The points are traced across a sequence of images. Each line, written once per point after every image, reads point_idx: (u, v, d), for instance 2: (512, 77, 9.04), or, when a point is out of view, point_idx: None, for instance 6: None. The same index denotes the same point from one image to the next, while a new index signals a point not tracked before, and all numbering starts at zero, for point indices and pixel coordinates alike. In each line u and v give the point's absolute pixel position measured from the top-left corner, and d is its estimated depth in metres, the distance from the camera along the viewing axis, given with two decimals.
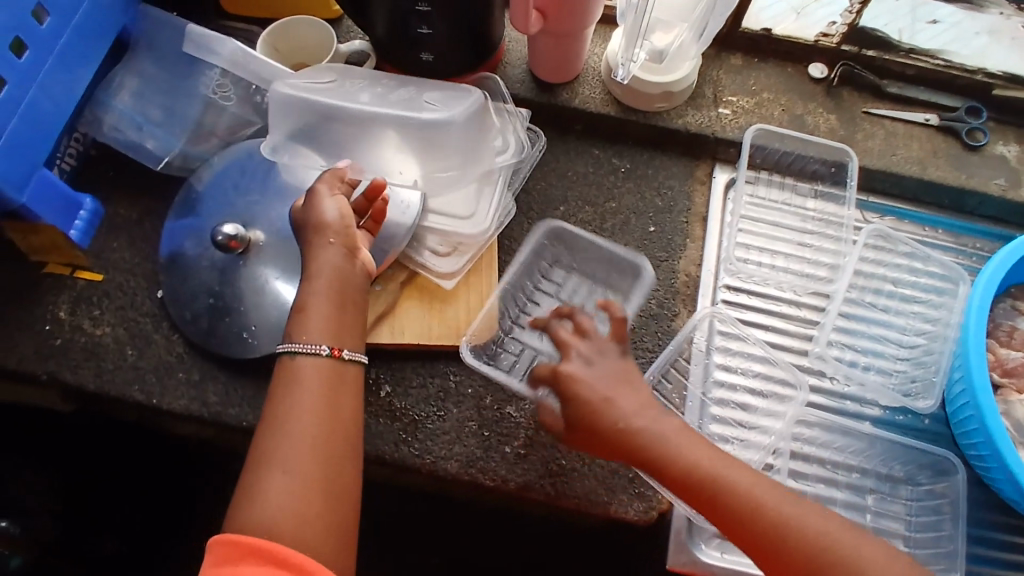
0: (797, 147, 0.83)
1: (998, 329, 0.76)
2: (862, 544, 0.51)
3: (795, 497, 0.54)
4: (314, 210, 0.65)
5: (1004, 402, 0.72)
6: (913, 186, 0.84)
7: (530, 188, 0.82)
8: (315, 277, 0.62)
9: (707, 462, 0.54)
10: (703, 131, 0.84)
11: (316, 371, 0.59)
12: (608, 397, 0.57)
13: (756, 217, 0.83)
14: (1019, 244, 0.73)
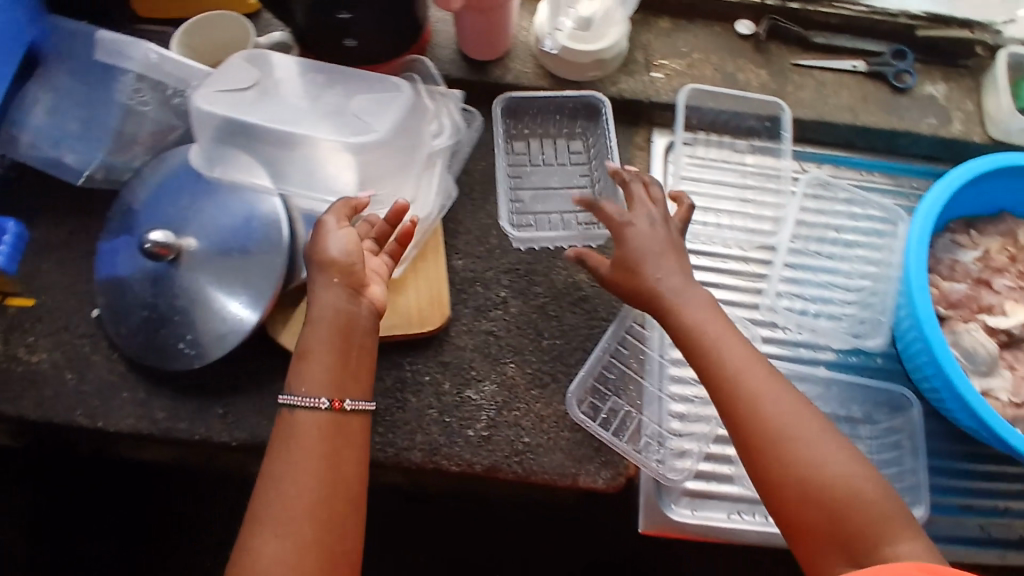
0: (731, 103, 0.84)
1: (940, 265, 0.78)
2: (822, 435, 0.57)
3: (779, 385, 0.59)
4: (321, 250, 0.63)
5: (952, 333, 0.74)
6: (847, 132, 0.85)
7: (470, 168, 0.81)
8: (323, 320, 0.61)
9: (709, 323, 0.61)
10: (638, 97, 0.83)
11: (314, 421, 0.59)
12: (649, 254, 0.64)
13: (697, 178, 0.84)
14: (950, 179, 0.74)
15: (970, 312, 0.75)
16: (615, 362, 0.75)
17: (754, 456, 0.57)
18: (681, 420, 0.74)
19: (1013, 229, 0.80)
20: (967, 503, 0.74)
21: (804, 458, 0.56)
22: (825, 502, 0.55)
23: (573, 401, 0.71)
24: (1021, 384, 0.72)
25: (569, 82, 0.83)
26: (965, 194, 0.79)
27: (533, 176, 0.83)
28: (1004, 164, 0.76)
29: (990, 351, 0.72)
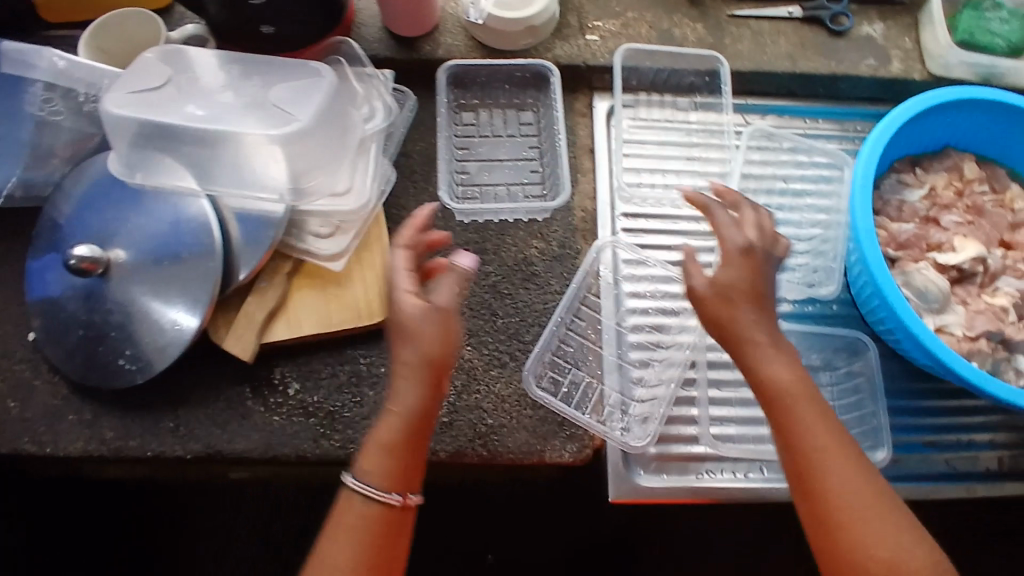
0: (667, 61, 0.82)
1: (888, 206, 0.78)
2: (888, 519, 0.56)
3: (858, 466, 0.58)
4: (421, 339, 0.58)
5: (903, 274, 0.74)
6: (788, 81, 0.84)
7: (408, 150, 0.79)
8: (410, 411, 0.58)
9: (795, 381, 0.59)
10: (575, 62, 0.81)
11: (372, 513, 0.58)
12: (746, 303, 0.60)
13: (642, 140, 0.83)
14: (889, 120, 0.74)
15: (920, 251, 0.75)
16: (572, 335, 0.74)
17: (821, 524, 0.57)
18: (645, 386, 0.73)
19: (957, 164, 0.81)
20: (932, 439, 0.75)
21: (858, 542, 0.56)
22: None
23: (530, 374, 0.70)
24: (974, 317, 0.72)
25: (502, 53, 0.81)
26: (908, 132, 0.79)
27: (480, 148, 0.80)
28: (944, 99, 0.75)
29: (943, 289, 0.72)
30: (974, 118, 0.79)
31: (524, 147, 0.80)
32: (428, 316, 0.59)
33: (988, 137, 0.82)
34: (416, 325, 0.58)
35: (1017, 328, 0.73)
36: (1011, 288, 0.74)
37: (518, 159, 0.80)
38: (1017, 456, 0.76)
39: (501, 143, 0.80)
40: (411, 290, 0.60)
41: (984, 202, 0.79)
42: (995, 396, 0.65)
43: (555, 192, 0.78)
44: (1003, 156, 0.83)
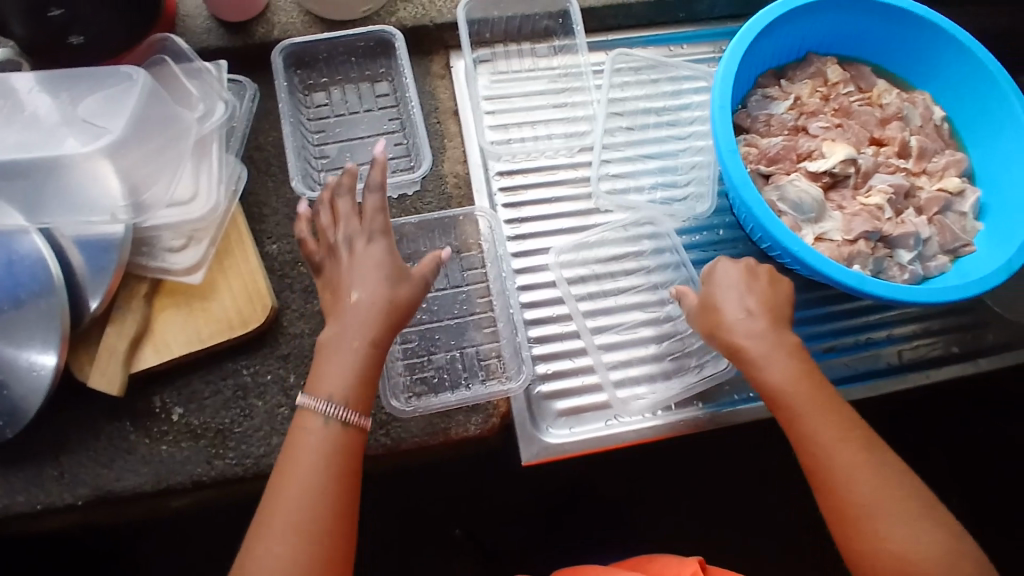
0: (515, 8, 0.79)
1: (756, 122, 0.78)
2: (904, 511, 0.55)
3: (874, 462, 0.56)
4: (398, 288, 0.59)
5: (777, 188, 0.73)
6: (643, 11, 0.84)
7: (261, 143, 0.75)
8: (385, 343, 0.58)
9: (801, 381, 0.59)
10: (420, 23, 0.78)
11: (339, 439, 0.56)
12: (733, 303, 0.62)
13: (506, 94, 0.81)
14: (743, 35, 0.73)
15: (791, 163, 0.75)
16: (462, 305, 0.72)
17: (833, 516, 0.56)
18: (541, 345, 0.72)
19: (820, 69, 0.81)
20: (831, 345, 0.76)
21: (878, 536, 0.54)
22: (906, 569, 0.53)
23: (396, 371, 0.68)
24: (851, 220, 0.73)
25: (342, 23, 0.78)
26: (767, 44, 0.78)
27: (337, 128, 0.76)
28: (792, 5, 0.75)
29: (815, 198, 0.73)
30: (829, 19, 0.79)
31: (383, 121, 0.77)
32: (407, 274, 0.60)
33: (845, 38, 0.82)
34: (402, 272, 0.59)
35: (893, 224, 0.74)
36: (884, 184, 0.75)
37: (379, 134, 0.76)
38: (913, 346, 0.78)
39: (359, 120, 0.77)
40: (390, 239, 0.61)
41: (852, 104, 0.79)
42: (878, 295, 0.66)
43: (418, 163, 0.75)
44: (863, 55, 0.84)
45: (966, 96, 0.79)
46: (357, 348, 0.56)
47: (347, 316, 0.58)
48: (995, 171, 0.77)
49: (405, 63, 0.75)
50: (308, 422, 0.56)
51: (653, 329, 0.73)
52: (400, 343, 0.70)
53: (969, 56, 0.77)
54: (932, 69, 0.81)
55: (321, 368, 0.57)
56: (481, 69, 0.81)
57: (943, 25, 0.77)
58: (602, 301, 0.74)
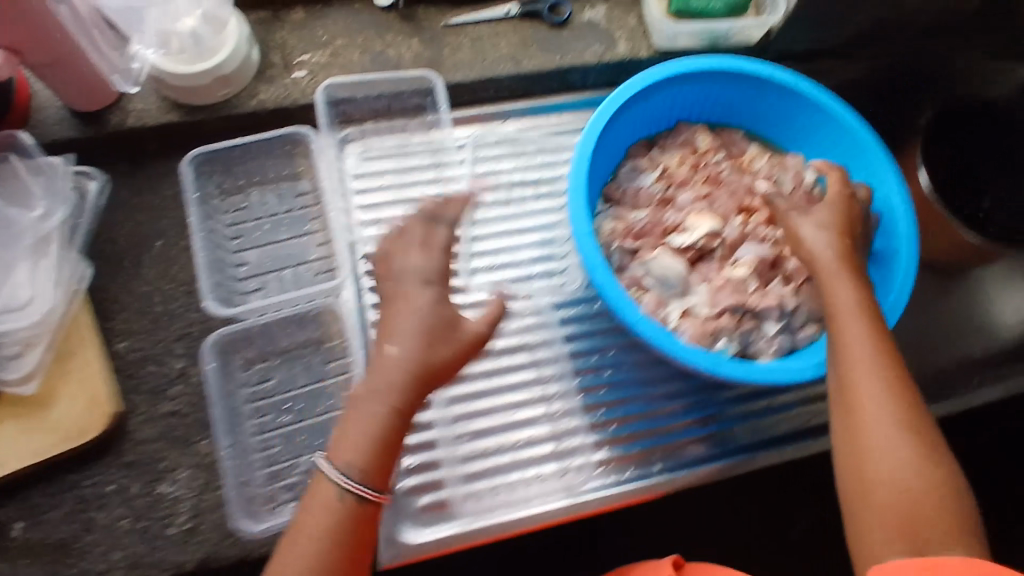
0: (379, 87, 0.78)
1: (625, 195, 0.78)
2: (902, 446, 0.54)
3: (896, 401, 0.55)
4: (433, 347, 0.54)
5: (642, 265, 0.74)
6: (514, 83, 0.83)
7: (114, 234, 0.73)
8: (410, 410, 0.54)
9: (866, 312, 0.59)
10: (282, 104, 0.77)
11: (349, 516, 0.52)
12: (824, 233, 0.63)
13: (375, 173, 0.79)
14: (609, 102, 0.73)
15: (656, 238, 0.75)
16: (321, 399, 0.68)
17: (850, 440, 0.56)
18: (410, 436, 0.70)
19: (689, 137, 0.81)
20: (709, 418, 0.75)
21: (867, 454, 0.55)
22: (902, 500, 0.53)
23: (256, 484, 0.64)
24: (717, 294, 0.73)
25: (200, 107, 0.76)
26: (636, 113, 0.77)
27: (255, 232, 0.74)
28: (657, 77, 0.74)
29: (678, 274, 0.73)
30: (697, 88, 0.78)
31: (306, 220, 0.75)
32: (449, 333, 0.55)
33: (716, 106, 0.82)
34: (442, 334, 0.54)
35: (758, 296, 0.73)
36: (751, 255, 0.74)
37: (302, 236, 0.74)
38: (796, 415, 0.76)
39: (279, 222, 0.75)
40: (444, 284, 0.57)
41: (720, 172, 0.79)
42: (730, 378, 0.65)
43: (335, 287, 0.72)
44: (737, 122, 0.83)
45: (835, 159, 0.80)
46: (381, 413, 0.52)
47: (374, 380, 0.53)
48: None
49: (321, 160, 0.75)
50: (323, 490, 0.52)
51: (526, 411, 0.72)
52: (261, 450, 0.66)
53: (835, 119, 0.77)
54: (804, 132, 0.81)
55: (348, 424, 0.53)
56: (349, 148, 0.79)
57: (807, 90, 0.77)
58: (470, 385, 0.72)
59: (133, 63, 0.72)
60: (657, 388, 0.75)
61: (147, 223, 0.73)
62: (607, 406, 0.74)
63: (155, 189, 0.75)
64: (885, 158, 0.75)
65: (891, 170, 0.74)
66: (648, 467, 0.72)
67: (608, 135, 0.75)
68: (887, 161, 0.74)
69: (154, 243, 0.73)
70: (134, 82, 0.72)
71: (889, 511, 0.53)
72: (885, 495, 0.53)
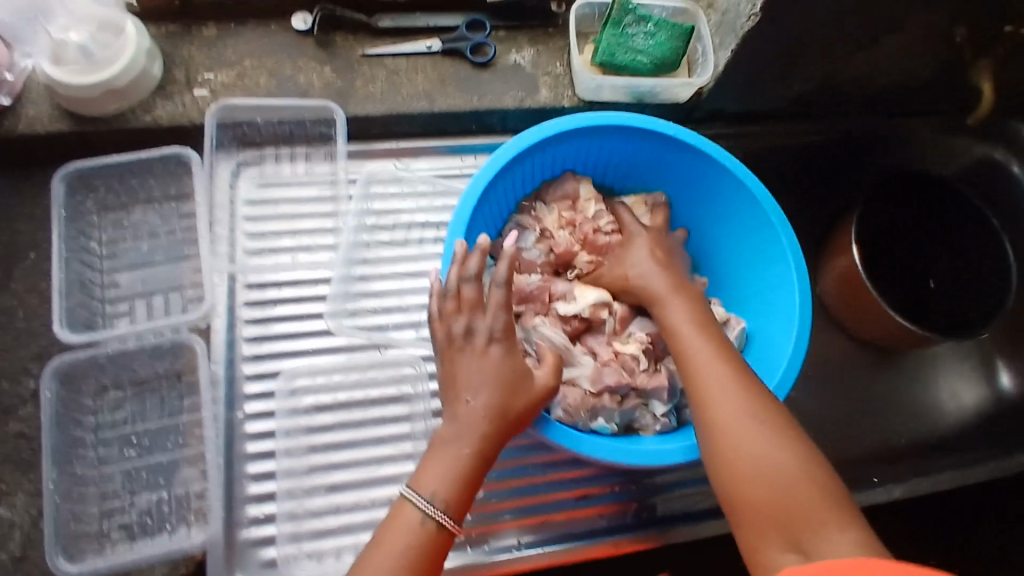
0: (280, 113, 0.76)
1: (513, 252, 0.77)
2: (766, 430, 0.56)
3: (746, 392, 0.58)
4: (514, 394, 0.59)
5: (525, 331, 0.70)
6: (428, 121, 0.81)
7: None
8: (491, 451, 0.59)
9: (699, 321, 0.64)
10: (178, 122, 0.75)
11: (431, 540, 0.55)
12: (637, 260, 0.71)
13: (268, 200, 0.77)
14: (493, 161, 0.69)
15: (544, 304, 0.72)
16: (175, 436, 0.67)
17: (712, 443, 0.57)
18: (259, 483, 0.67)
19: (575, 189, 0.77)
20: (583, 491, 0.75)
21: (739, 448, 0.56)
22: (769, 485, 0.54)
23: (89, 519, 0.63)
24: (601, 370, 0.69)
25: (93, 119, 0.73)
26: (529, 165, 0.74)
27: (129, 254, 0.73)
28: (549, 132, 0.70)
29: (558, 344, 0.69)
30: (596, 143, 0.75)
31: (184, 245, 0.74)
32: (529, 381, 0.61)
33: (620, 160, 0.78)
34: (519, 383, 0.60)
35: (648, 374, 0.70)
36: (643, 331, 0.72)
37: (176, 261, 0.74)
38: (671, 497, 0.76)
39: (156, 245, 0.74)
40: (511, 340, 0.61)
41: (597, 233, 0.75)
42: (596, 458, 0.62)
43: (207, 317, 0.72)
44: (642, 177, 0.80)
45: (738, 223, 0.76)
46: (464, 451, 0.58)
47: (460, 423, 0.58)
48: (762, 303, 0.74)
49: (200, 186, 0.72)
50: (406, 512, 0.56)
51: (390, 467, 0.69)
52: (99, 484, 0.64)
53: (738, 185, 0.73)
54: (700, 198, 0.79)
55: (429, 460, 0.58)
56: (245, 172, 0.78)
57: (713, 153, 0.73)
58: (330, 434, 0.69)
59: (9, 74, 0.72)
60: (531, 455, 0.75)
61: (26, 233, 0.72)
62: None
63: (40, 199, 0.73)
64: (787, 230, 0.71)
65: (791, 244, 0.71)
66: (506, 541, 0.72)
67: (495, 189, 0.71)
68: (787, 235, 0.71)
69: (29, 254, 0.71)
70: (9, 92, 0.72)
71: (762, 501, 0.54)
72: (750, 485, 0.55)
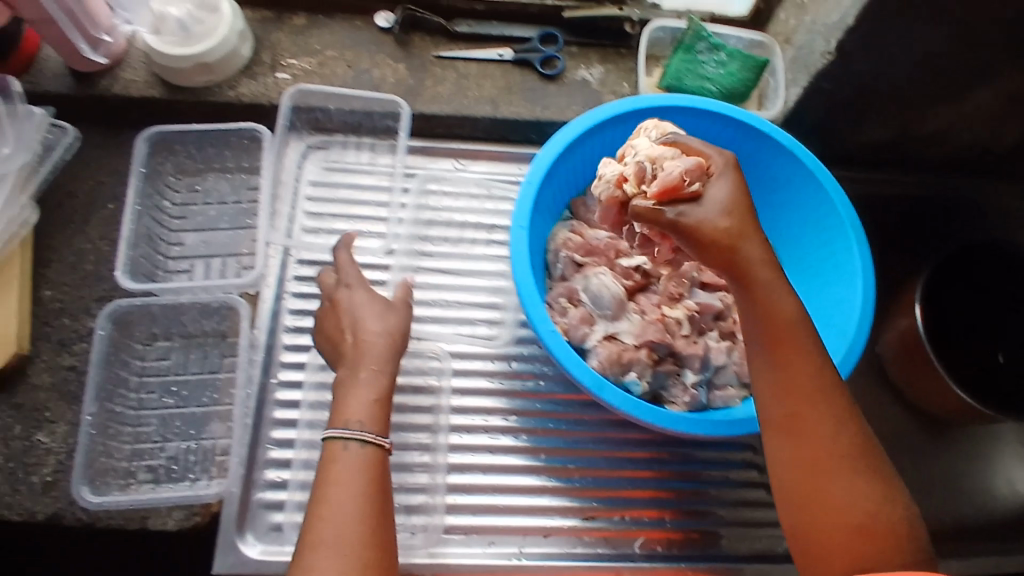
0: (351, 103, 0.80)
1: (588, 212, 0.78)
2: (861, 470, 0.55)
3: (846, 421, 0.57)
4: (390, 314, 0.68)
5: (584, 278, 0.73)
6: (491, 125, 0.83)
7: (74, 189, 0.77)
8: (392, 370, 0.65)
9: (796, 319, 0.58)
10: (257, 101, 0.79)
11: (370, 458, 0.60)
12: (731, 234, 0.58)
13: (333, 184, 0.81)
14: (593, 113, 0.73)
15: (608, 259, 0.75)
16: (209, 391, 0.70)
17: (797, 470, 0.56)
18: (280, 449, 0.69)
19: None
20: (594, 512, 0.72)
21: (834, 483, 0.55)
22: (853, 528, 0.54)
23: (120, 456, 0.67)
24: (646, 327, 0.71)
25: (181, 89, 0.79)
26: (614, 134, 0.76)
27: (197, 217, 0.79)
28: (645, 105, 0.74)
29: (614, 295, 0.71)
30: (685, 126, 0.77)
31: (247, 216, 0.79)
32: (394, 305, 0.69)
33: None
34: (388, 305, 0.68)
35: (686, 341, 0.71)
36: (696, 301, 0.73)
37: (238, 228, 0.78)
38: (687, 534, 0.73)
39: (221, 210, 0.79)
40: (365, 282, 0.70)
41: None
42: (612, 405, 0.65)
43: (257, 284, 0.75)
44: None
45: (813, 235, 0.76)
46: (363, 375, 0.63)
47: (351, 358, 0.65)
48: (818, 296, 0.75)
49: (267, 158, 0.76)
50: (336, 448, 0.60)
51: (411, 454, 0.72)
52: (134, 426, 0.68)
53: (821, 194, 0.73)
54: (784, 205, 0.78)
55: (347, 399, 0.63)
56: (312, 156, 0.82)
57: (804, 158, 0.73)
58: None
59: (109, 37, 0.78)
60: (549, 466, 0.74)
61: (107, 186, 0.78)
62: (490, 472, 0.72)
63: (124, 157, 0.79)
64: (864, 251, 0.71)
65: (864, 263, 0.70)
66: (510, 547, 0.70)
67: (582, 145, 0.75)
68: (862, 255, 0.70)
69: (106, 205, 0.77)
70: (109, 54, 0.78)
71: (839, 539, 0.54)
72: (835, 521, 0.55)
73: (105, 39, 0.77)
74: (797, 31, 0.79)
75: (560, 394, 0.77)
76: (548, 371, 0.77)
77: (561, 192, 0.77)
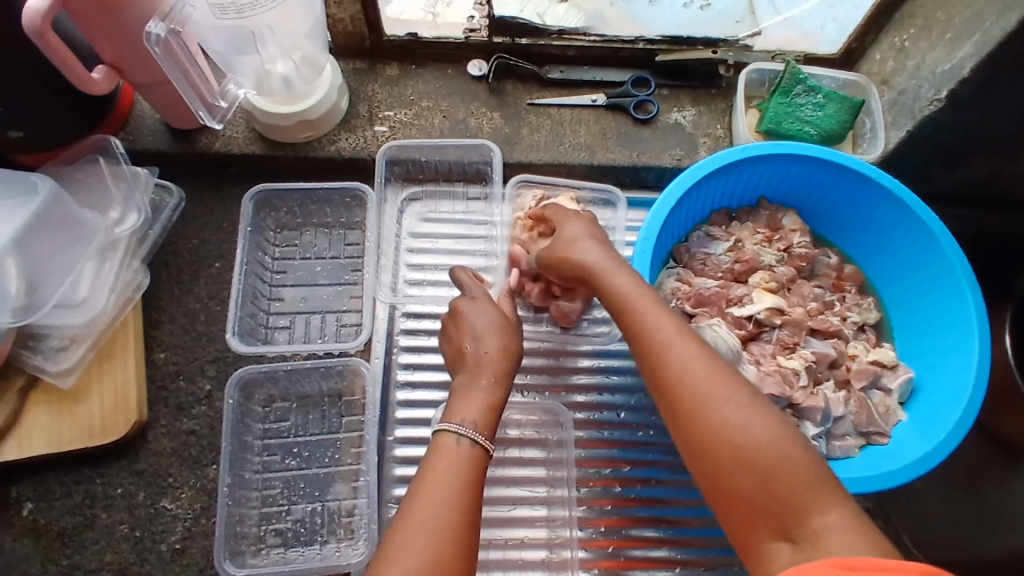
0: (446, 154, 0.80)
1: (693, 259, 0.78)
2: (740, 401, 0.53)
3: (711, 360, 0.55)
4: (508, 332, 0.65)
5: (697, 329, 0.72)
6: (587, 172, 0.83)
7: (179, 248, 0.78)
8: (506, 381, 0.63)
9: (635, 288, 0.60)
10: (358, 155, 0.80)
11: (473, 457, 0.57)
12: (581, 242, 0.64)
13: (432, 235, 0.81)
14: (703, 164, 0.73)
15: (720, 308, 0.74)
16: (330, 450, 0.70)
17: (687, 435, 0.54)
18: None
19: (777, 217, 0.80)
20: (714, 561, 0.72)
21: (723, 422, 0.52)
22: (746, 469, 0.51)
23: (248, 521, 0.67)
24: (763, 379, 0.70)
25: (282, 144, 0.80)
26: (720, 182, 0.77)
27: (297, 271, 0.78)
28: (753, 154, 0.73)
29: (731, 345, 0.70)
30: (786, 171, 0.78)
31: (347, 270, 0.79)
32: (514, 323, 0.67)
33: (803, 188, 0.80)
34: (510, 321, 0.66)
35: (806, 393, 0.71)
36: (810, 351, 0.73)
37: (339, 284, 0.78)
38: None
39: (322, 265, 0.79)
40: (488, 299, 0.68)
41: (772, 265, 0.78)
42: None
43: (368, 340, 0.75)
44: (823, 210, 0.82)
45: (922, 279, 0.76)
46: (483, 382, 0.62)
47: (469, 367, 0.63)
48: (928, 342, 0.75)
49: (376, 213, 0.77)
50: (442, 439, 0.58)
51: (526, 510, 0.72)
52: (260, 489, 0.68)
53: (931, 241, 0.74)
54: (891, 247, 0.78)
55: (460, 398, 0.62)
56: (409, 209, 0.82)
57: (912, 203, 0.74)
58: None
59: (223, 102, 0.73)
60: (665, 517, 0.73)
61: (212, 244, 0.78)
62: (608, 525, 0.73)
63: (226, 214, 0.80)
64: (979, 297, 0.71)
65: (980, 310, 0.70)
66: None
67: (691, 196, 0.75)
68: (977, 301, 0.70)
69: (211, 264, 0.77)
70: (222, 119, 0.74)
71: (746, 494, 0.51)
72: (733, 467, 0.51)
73: (220, 105, 0.73)
74: (897, 74, 0.79)
75: (670, 442, 0.76)
76: (657, 420, 0.77)
77: (667, 243, 0.77)
